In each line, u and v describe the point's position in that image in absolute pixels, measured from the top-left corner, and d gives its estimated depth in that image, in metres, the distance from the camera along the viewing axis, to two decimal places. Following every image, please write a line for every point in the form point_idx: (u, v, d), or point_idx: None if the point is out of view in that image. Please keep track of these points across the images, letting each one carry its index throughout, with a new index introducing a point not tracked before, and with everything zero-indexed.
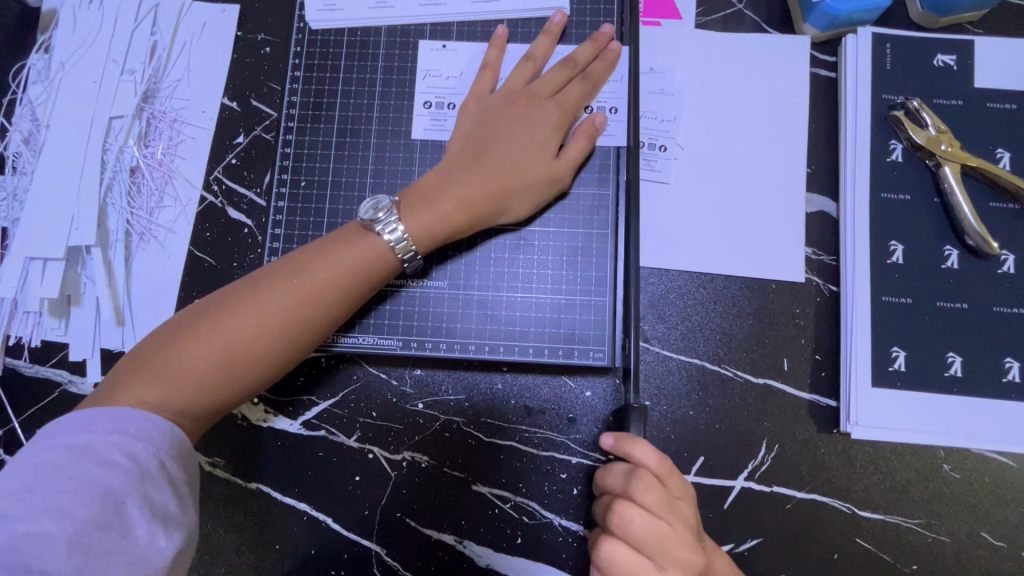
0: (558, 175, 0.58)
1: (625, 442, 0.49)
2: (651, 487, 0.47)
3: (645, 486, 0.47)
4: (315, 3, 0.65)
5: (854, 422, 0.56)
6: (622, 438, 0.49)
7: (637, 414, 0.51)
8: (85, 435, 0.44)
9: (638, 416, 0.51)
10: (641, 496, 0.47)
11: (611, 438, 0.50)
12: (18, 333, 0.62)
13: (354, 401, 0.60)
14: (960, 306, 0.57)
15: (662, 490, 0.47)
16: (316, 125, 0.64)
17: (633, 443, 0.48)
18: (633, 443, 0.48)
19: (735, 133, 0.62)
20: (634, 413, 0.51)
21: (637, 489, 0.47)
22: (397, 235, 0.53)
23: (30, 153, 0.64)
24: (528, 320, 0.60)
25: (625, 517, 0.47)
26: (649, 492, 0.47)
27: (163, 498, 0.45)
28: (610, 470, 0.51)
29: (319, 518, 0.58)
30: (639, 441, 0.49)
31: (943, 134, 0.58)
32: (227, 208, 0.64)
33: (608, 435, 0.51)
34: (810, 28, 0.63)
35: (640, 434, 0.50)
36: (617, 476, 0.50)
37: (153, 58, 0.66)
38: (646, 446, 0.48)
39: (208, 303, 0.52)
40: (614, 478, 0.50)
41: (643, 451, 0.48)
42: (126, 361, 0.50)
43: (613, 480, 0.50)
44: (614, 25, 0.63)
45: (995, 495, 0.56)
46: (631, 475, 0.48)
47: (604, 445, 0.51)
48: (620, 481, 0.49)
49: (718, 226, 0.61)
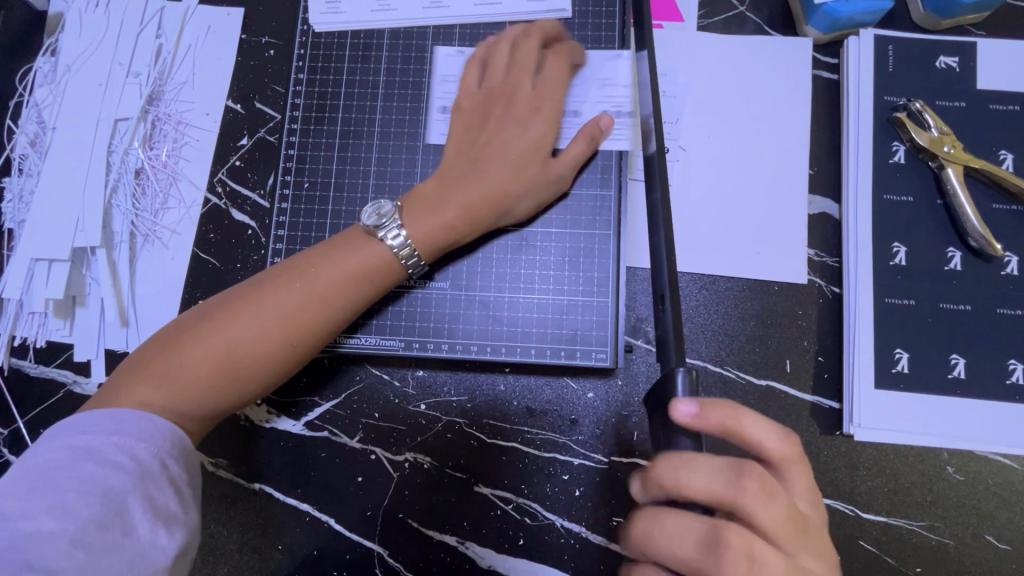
0: (557, 176, 0.58)
1: (729, 415, 0.38)
2: (771, 492, 0.37)
3: (766, 484, 0.37)
4: (318, 6, 0.66)
5: (857, 424, 0.56)
6: (724, 414, 0.38)
7: (687, 371, 0.39)
8: (85, 436, 0.44)
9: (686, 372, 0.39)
10: (762, 505, 0.36)
11: (695, 406, 0.38)
12: (24, 334, 0.62)
13: (356, 402, 0.60)
14: (963, 308, 0.57)
15: (783, 495, 0.37)
16: (319, 127, 0.64)
17: (740, 416, 0.38)
18: (741, 420, 0.38)
19: (737, 134, 0.62)
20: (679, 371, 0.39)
21: (759, 498, 0.36)
22: (400, 241, 0.54)
23: (36, 155, 0.65)
24: (529, 321, 0.60)
25: (746, 536, 0.36)
26: (773, 499, 0.37)
27: (164, 497, 0.45)
28: (690, 470, 0.37)
29: (321, 518, 0.59)
30: (750, 415, 0.39)
31: (946, 136, 0.58)
32: (231, 210, 0.64)
33: (689, 403, 0.38)
34: (812, 30, 0.63)
35: (738, 406, 0.39)
36: (713, 477, 0.36)
37: (158, 61, 0.66)
38: (759, 423, 0.39)
39: (211, 306, 0.52)
40: (704, 481, 0.36)
41: (756, 429, 0.39)
42: (130, 362, 0.51)
43: (703, 484, 0.36)
44: (616, 27, 0.63)
45: (999, 497, 0.56)
46: (739, 473, 0.36)
47: (684, 417, 0.37)
48: (717, 484, 0.36)
49: (720, 228, 0.61)
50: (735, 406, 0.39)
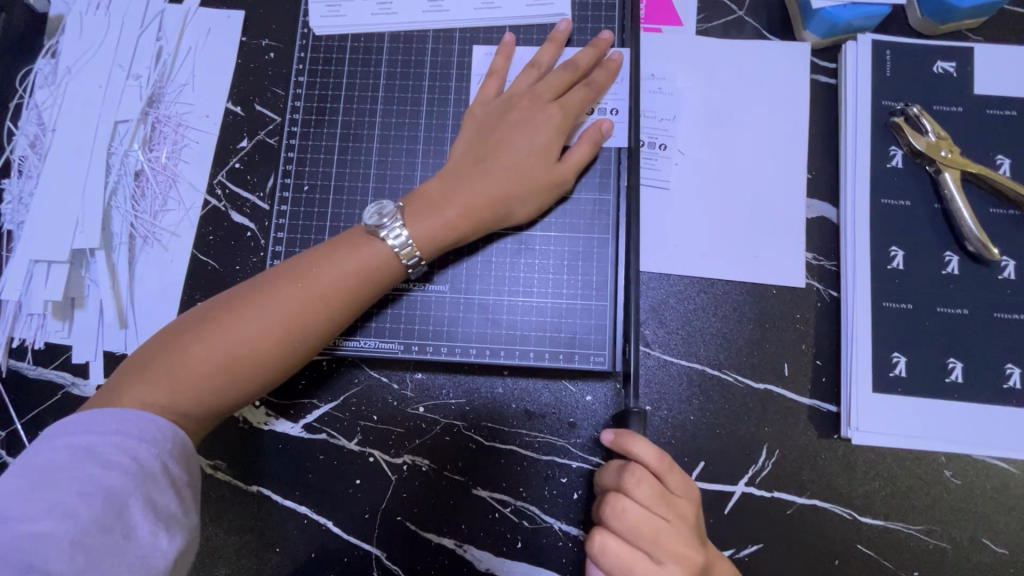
0: (559, 179, 0.58)
1: (626, 438, 0.50)
2: (643, 483, 0.48)
3: (639, 480, 0.48)
4: (319, 9, 0.66)
5: (855, 428, 0.56)
6: (621, 435, 0.50)
7: (638, 414, 0.52)
8: (87, 437, 0.44)
9: (637, 415, 0.53)
10: (634, 490, 0.48)
11: (610, 433, 0.51)
12: (22, 335, 0.62)
13: (355, 404, 0.60)
14: (961, 312, 0.57)
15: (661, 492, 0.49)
16: (319, 129, 0.64)
17: (632, 439, 0.50)
18: (635, 440, 0.50)
19: (736, 138, 0.62)
20: (633, 413, 0.53)
21: (631, 484, 0.49)
22: (401, 241, 0.54)
23: (36, 157, 0.65)
24: (528, 325, 0.60)
25: (617, 506, 0.48)
26: (641, 488, 0.48)
27: (165, 498, 0.45)
28: (605, 471, 0.52)
29: (319, 521, 0.58)
30: (637, 438, 0.50)
31: (943, 141, 0.59)
32: (231, 212, 0.64)
33: (610, 430, 0.51)
34: (810, 35, 0.63)
35: (638, 432, 0.51)
36: (611, 473, 0.51)
37: (159, 63, 0.66)
38: (646, 444, 0.50)
39: (211, 306, 0.52)
40: (609, 475, 0.51)
41: (642, 448, 0.49)
42: (130, 363, 0.50)
43: (608, 477, 0.51)
44: (615, 31, 0.63)
45: (996, 502, 0.56)
46: (625, 469, 0.50)
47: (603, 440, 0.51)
48: (612, 477, 0.50)
49: (718, 231, 0.61)
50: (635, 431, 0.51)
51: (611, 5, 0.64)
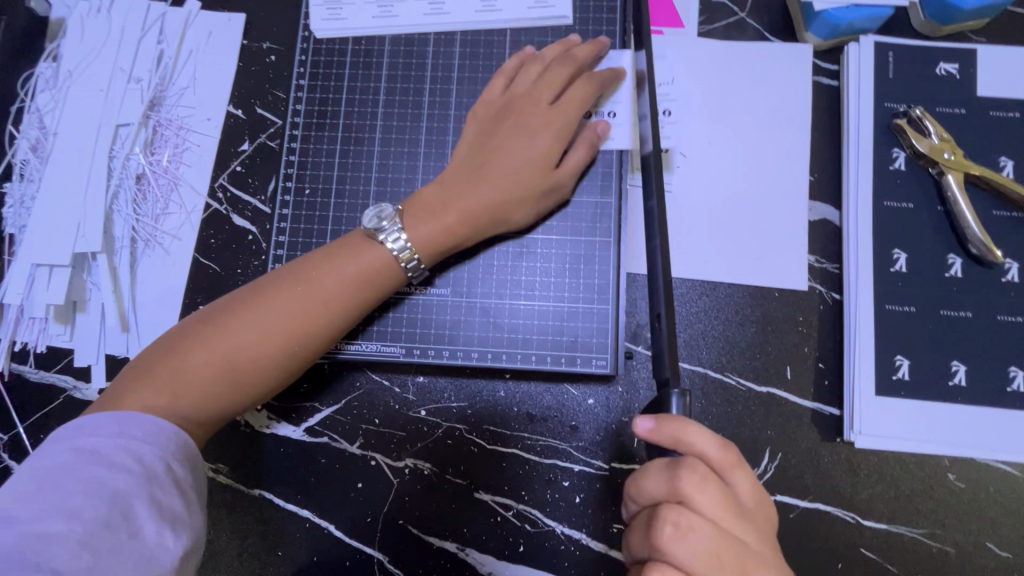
0: (557, 183, 0.58)
1: (675, 427, 0.43)
2: (707, 485, 0.42)
3: (702, 482, 0.42)
4: (320, 12, 0.66)
5: (858, 431, 0.56)
6: (667, 425, 0.43)
7: (681, 395, 0.43)
8: (91, 439, 0.44)
9: (679, 397, 0.44)
10: (696, 495, 0.42)
11: (651, 422, 0.44)
12: (24, 339, 0.62)
13: (357, 408, 0.60)
14: (964, 315, 0.57)
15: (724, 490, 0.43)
16: (320, 133, 0.64)
17: (683, 428, 0.43)
18: (687, 429, 0.43)
19: (738, 141, 0.62)
20: (675, 395, 0.43)
21: (690, 488, 0.42)
22: (400, 245, 0.54)
23: (38, 160, 0.65)
24: (529, 328, 0.60)
25: (679, 522, 0.42)
26: (707, 492, 0.42)
27: (170, 499, 0.45)
28: (647, 471, 0.45)
29: (321, 524, 0.58)
30: (690, 425, 0.43)
31: (946, 143, 0.58)
32: (232, 215, 0.64)
33: (648, 418, 0.44)
34: (812, 37, 0.63)
35: (686, 416, 0.44)
36: (658, 475, 0.44)
37: (160, 67, 0.66)
38: (700, 433, 0.43)
39: (212, 310, 0.52)
40: (655, 478, 0.44)
41: (698, 439, 0.43)
42: (131, 368, 0.50)
43: (654, 481, 0.44)
44: (616, 34, 0.63)
45: (1000, 505, 0.55)
46: (679, 469, 0.43)
47: (642, 433, 0.44)
48: (664, 481, 0.43)
49: (721, 234, 0.61)
50: (683, 416, 0.44)
51: (612, 7, 0.64)
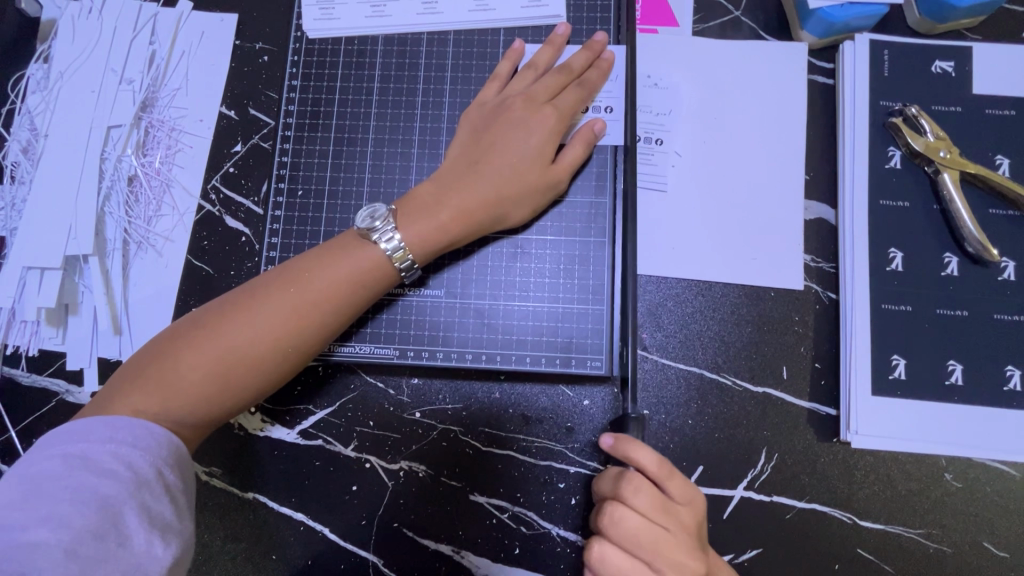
0: (553, 181, 0.57)
1: (624, 443, 0.47)
2: (641, 490, 0.46)
3: (636, 489, 0.47)
4: (312, 12, 0.65)
5: (854, 431, 0.56)
6: (619, 440, 0.48)
7: (637, 420, 0.50)
8: (79, 445, 0.44)
9: (635, 422, 0.50)
10: (631, 498, 0.46)
11: (611, 439, 0.49)
12: (16, 343, 0.62)
13: (351, 410, 0.60)
14: (960, 314, 0.57)
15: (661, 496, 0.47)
16: (313, 133, 0.64)
17: (630, 444, 0.47)
18: (633, 445, 0.47)
19: (733, 140, 0.62)
20: (630, 420, 0.50)
21: (629, 492, 0.47)
22: (394, 245, 0.53)
23: (29, 163, 0.64)
24: (524, 329, 0.59)
25: (612, 520, 0.47)
26: (638, 498, 0.46)
27: (160, 506, 0.44)
28: (606, 474, 0.51)
29: (316, 528, 0.58)
30: (636, 441, 0.47)
31: (942, 141, 0.58)
32: (225, 217, 0.64)
33: (609, 435, 0.49)
34: (808, 35, 0.63)
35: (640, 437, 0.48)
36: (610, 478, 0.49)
37: (152, 67, 0.66)
38: (645, 447, 0.47)
39: (205, 312, 0.51)
40: (605, 483, 0.50)
41: (642, 454, 0.47)
42: (123, 370, 0.50)
43: (604, 485, 0.50)
44: (610, 32, 0.63)
45: (997, 505, 0.55)
46: (622, 476, 0.48)
47: (604, 446, 0.49)
48: (610, 484, 0.49)
49: (716, 233, 0.61)
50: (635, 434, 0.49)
51: (607, 6, 0.63)
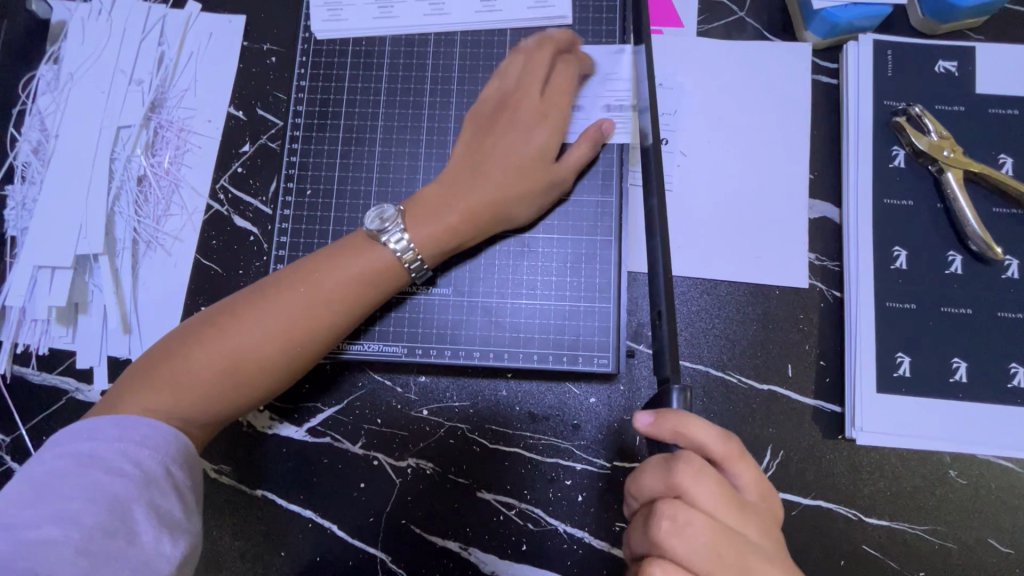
0: (557, 181, 0.58)
1: (674, 420, 0.43)
2: (704, 477, 0.42)
3: (698, 474, 0.42)
4: (320, 13, 0.66)
5: (859, 428, 0.56)
6: (667, 421, 0.44)
7: (681, 391, 0.45)
8: (89, 444, 0.44)
9: (680, 393, 0.45)
10: (694, 488, 0.42)
11: (650, 416, 0.44)
12: (26, 341, 0.62)
13: (359, 408, 0.60)
14: (964, 312, 0.57)
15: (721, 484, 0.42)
16: (322, 133, 0.65)
17: (682, 421, 0.43)
18: (686, 422, 0.43)
19: (737, 140, 0.62)
20: (674, 390, 0.45)
21: (689, 482, 0.42)
22: (404, 245, 0.54)
23: (39, 163, 0.65)
24: (531, 328, 0.60)
25: (677, 516, 0.41)
26: (705, 486, 0.42)
27: (168, 503, 0.45)
28: (645, 469, 0.45)
29: (324, 525, 0.59)
30: (690, 418, 0.43)
31: (945, 140, 0.58)
32: (233, 216, 0.64)
33: (647, 412, 0.44)
34: (811, 36, 0.63)
35: (685, 409, 0.44)
36: (658, 470, 0.44)
37: (160, 69, 0.67)
38: (700, 426, 0.43)
39: (216, 310, 0.52)
40: (653, 475, 0.44)
41: (698, 430, 0.43)
42: (134, 368, 0.50)
43: (653, 477, 0.44)
44: (616, 34, 0.63)
45: (1001, 502, 0.56)
46: (675, 463, 0.43)
47: (641, 426, 0.44)
48: (662, 479, 0.43)
49: (721, 232, 0.61)
50: (682, 409, 0.44)
51: (612, 7, 0.64)
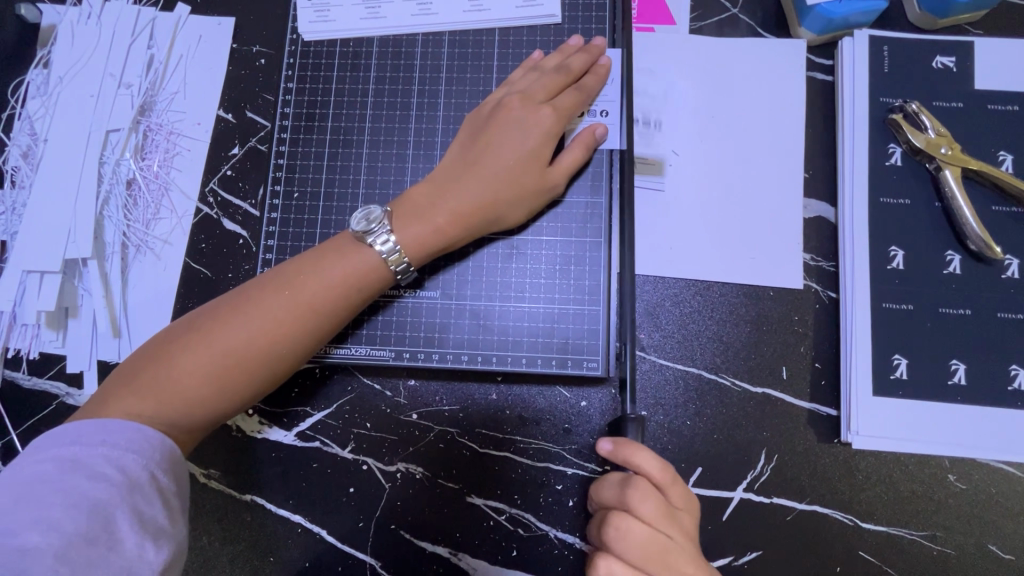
0: (549, 185, 0.57)
1: (624, 450, 0.44)
2: (647, 503, 0.43)
3: (643, 498, 0.43)
4: (307, 14, 0.66)
5: (855, 432, 0.55)
6: (620, 446, 0.45)
7: (636, 422, 0.47)
8: (73, 448, 0.44)
9: (636, 424, 0.47)
10: (638, 512, 0.43)
11: (609, 443, 0.47)
12: (17, 346, 0.62)
13: (348, 412, 0.60)
14: (963, 313, 0.56)
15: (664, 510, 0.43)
16: (309, 135, 0.64)
17: (632, 450, 0.44)
18: (634, 452, 0.44)
19: (730, 138, 0.61)
20: (630, 420, 0.47)
21: (634, 506, 0.43)
22: (389, 247, 0.53)
23: (29, 167, 0.65)
24: (520, 330, 0.59)
25: (619, 533, 0.44)
26: (648, 502, 0.43)
27: (152, 510, 0.44)
28: (603, 482, 0.47)
29: (313, 530, 0.58)
30: (639, 447, 0.44)
31: (943, 137, 0.57)
32: (223, 219, 0.64)
33: (608, 440, 0.47)
34: (806, 32, 0.62)
35: (638, 439, 0.46)
36: (611, 488, 0.46)
37: (150, 71, 0.66)
38: (648, 454, 0.44)
39: (201, 315, 0.52)
40: (608, 490, 0.46)
41: (644, 460, 0.44)
42: (118, 373, 0.50)
43: (607, 490, 0.46)
44: (607, 31, 0.63)
45: (1002, 507, 0.54)
46: (627, 480, 0.45)
47: (601, 451, 0.47)
48: (615, 491, 0.45)
49: (714, 233, 0.60)
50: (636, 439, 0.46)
51: (602, 5, 0.63)
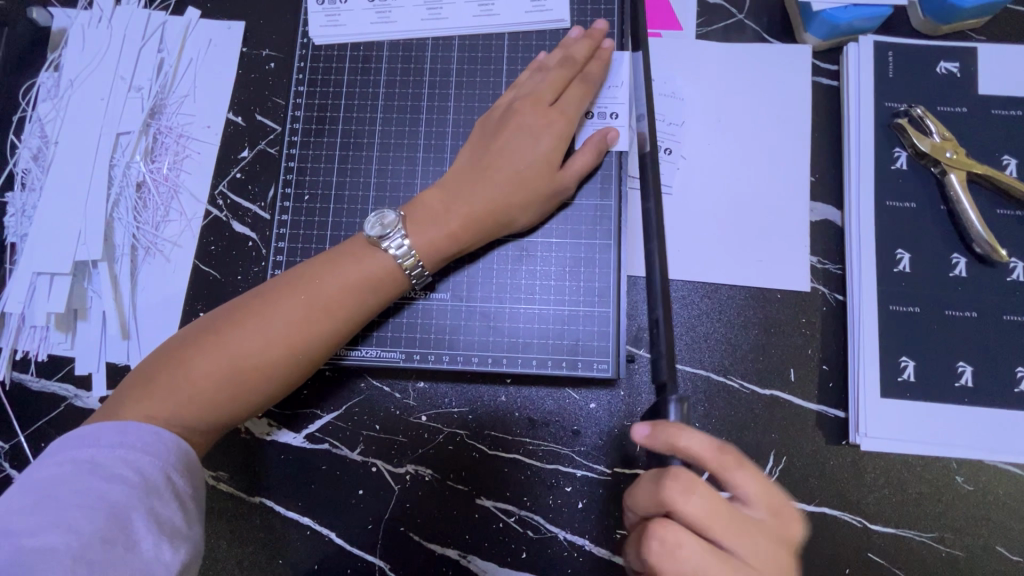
0: (562, 186, 0.58)
1: (667, 432, 0.42)
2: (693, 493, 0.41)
3: (688, 489, 0.41)
4: (318, 18, 0.66)
5: (863, 434, 0.55)
6: (659, 430, 0.43)
7: (677, 402, 0.44)
8: (90, 450, 0.44)
9: (676, 404, 0.44)
10: (684, 503, 0.41)
11: (646, 428, 0.44)
12: (25, 347, 0.62)
13: (357, 414, 0.60)
14: (969, 315, 0.56)
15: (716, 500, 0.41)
16: (320, 138, 0.64)
17: (675, 432, 0.42)
18: (678, 434, 0.42)
19: (737, 142, 0.62)
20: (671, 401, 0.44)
21: (678, 496, 0.41)
22: (404, 252, 0.54)
23: (38, 170, 0.65)
24: (530, 332, 0.59)
25: (666, 535, 0.41)
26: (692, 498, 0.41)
27: (169, 511, 0.44)
28: (641, 483, 0.44)
29: (322, 532, 0.58)
30: (681, 428, 0.42)
31: (948, 141, 0.58)
32: (232, 222, 0.64)
33: (643, 425, 0.44)
34: (812, 38, 0.63)
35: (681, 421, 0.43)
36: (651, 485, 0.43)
37: (160, 75, 0.67)
38: (692, 435, 0.42)
39: (215, 317, 0.52)
40: (644, 489, 0.44)
41: (688, 440, 0.42)
42: (132, 375, 0.50)
43: (644, 492, 0.44)
44: (614, 36, 0.63)
45: (1009, 508, 0.55)
46: (666, 475, 0.42)
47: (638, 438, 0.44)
48: (652, 491, 0.43)
49: (722, 236, 0.61)
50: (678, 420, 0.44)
51: (611, 9, 0.64)
